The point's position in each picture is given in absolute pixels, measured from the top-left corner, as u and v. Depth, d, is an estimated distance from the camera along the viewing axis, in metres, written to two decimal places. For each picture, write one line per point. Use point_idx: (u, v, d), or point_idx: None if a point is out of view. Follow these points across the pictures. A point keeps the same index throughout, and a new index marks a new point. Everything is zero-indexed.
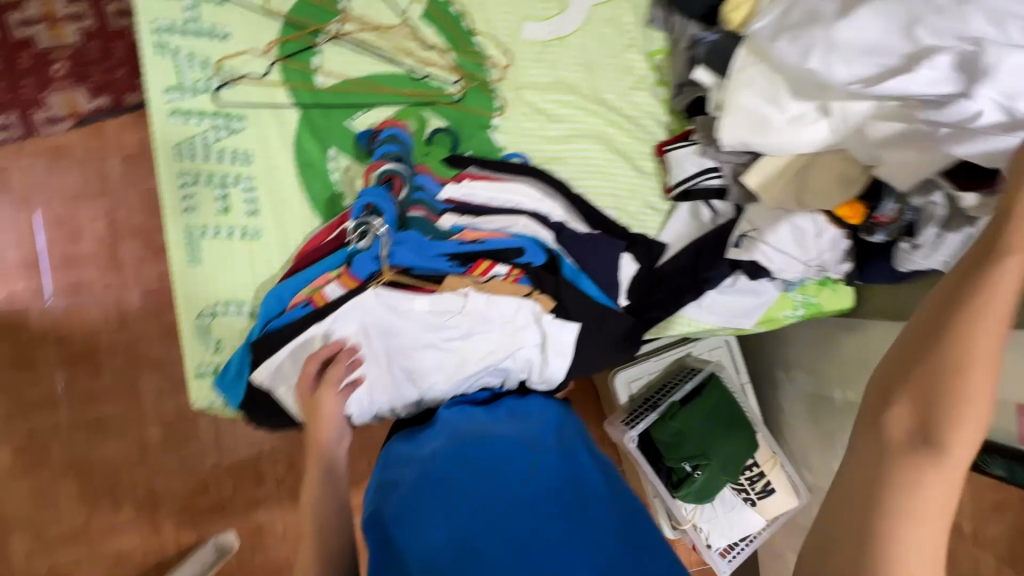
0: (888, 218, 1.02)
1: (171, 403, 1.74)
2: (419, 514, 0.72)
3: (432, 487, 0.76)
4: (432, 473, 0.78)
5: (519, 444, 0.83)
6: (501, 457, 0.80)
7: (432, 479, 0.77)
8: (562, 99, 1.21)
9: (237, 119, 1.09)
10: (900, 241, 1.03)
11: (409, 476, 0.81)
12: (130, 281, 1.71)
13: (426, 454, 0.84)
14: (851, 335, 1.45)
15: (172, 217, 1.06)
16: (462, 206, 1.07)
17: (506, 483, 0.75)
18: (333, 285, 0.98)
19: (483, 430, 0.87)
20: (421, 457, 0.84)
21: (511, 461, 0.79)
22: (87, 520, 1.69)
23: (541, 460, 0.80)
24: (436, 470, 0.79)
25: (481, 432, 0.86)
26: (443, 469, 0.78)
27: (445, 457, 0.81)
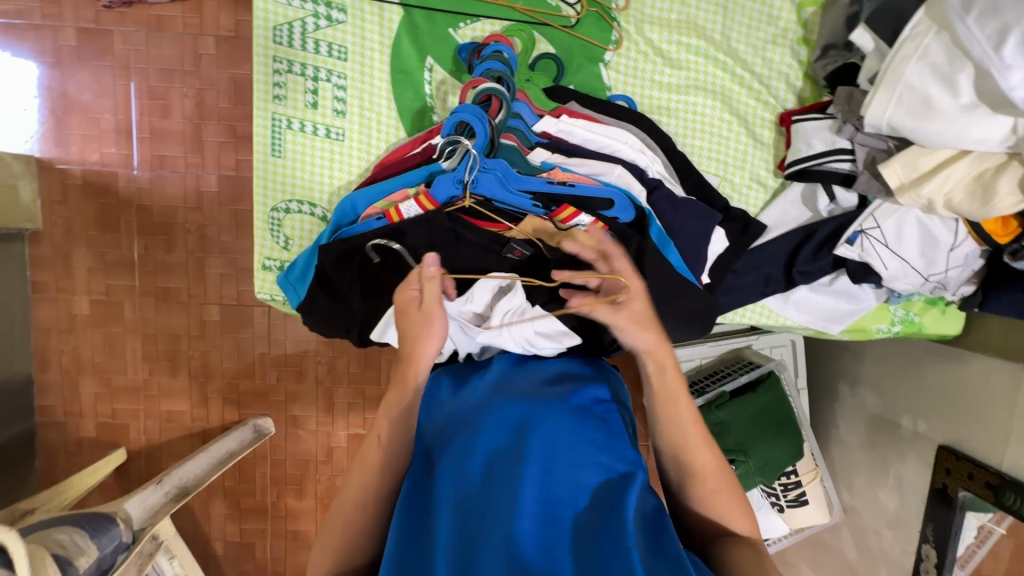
0: None
1: (232, 288, 1.81)
2: (455, 472, 0.71)
3: (471, 447, 0.72)
4: (477, 430, 0.74)
5: (575, 419, 0.74)
6: (550, 429, 0.72)
7: (475, 439, 0.73)
8: (687, 42, 1.07)
9: (338, 10, 1.02)
10: None
11: (452, 427, 0.77)
12: (210, 164, 1.74)
13: (474, 404, 0.78)
14: (942, 364, 1.31)
15: (261, 103, 1.04)
16: (556, 143, 1.00)
17: (547, 464, 0.69)
18: (410, 204, 0.93)
19: (540, 391, 0.79)
20: (466, 405, 0.79)
21: (557, 437, 0.71)
22: (146, 378, 1.83)
23: (587, 440, 0.72)
24: (482, 430, 0.74)
25: (536, 393, 0.78)
26: (487, 431, 0.73)
27: (494, 415, 0.75)
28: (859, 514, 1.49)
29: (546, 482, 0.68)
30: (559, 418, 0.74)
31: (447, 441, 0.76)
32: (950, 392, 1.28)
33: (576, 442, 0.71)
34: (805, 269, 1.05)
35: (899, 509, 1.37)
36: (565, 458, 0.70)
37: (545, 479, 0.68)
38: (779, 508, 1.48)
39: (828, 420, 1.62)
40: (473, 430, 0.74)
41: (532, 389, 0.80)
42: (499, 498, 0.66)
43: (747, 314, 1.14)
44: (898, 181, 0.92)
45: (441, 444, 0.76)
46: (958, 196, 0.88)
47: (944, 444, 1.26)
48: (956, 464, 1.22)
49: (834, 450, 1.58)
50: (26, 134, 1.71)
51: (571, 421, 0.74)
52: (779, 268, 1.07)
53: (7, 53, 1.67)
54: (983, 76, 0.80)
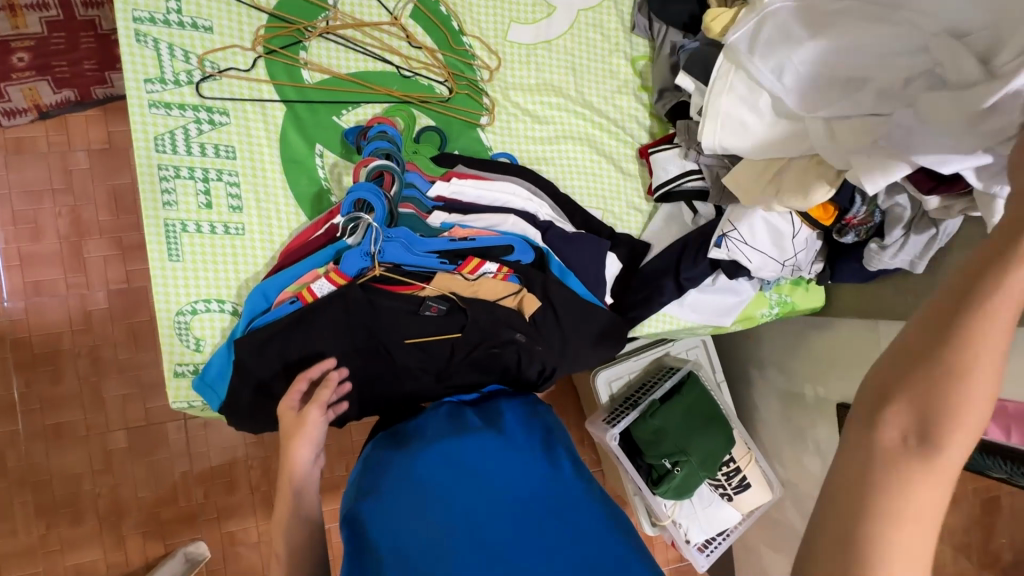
0: (860, 220, 1.09)
1: (139, 407, 1.67)
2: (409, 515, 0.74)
3: (420, 491, 0.77)
4: (428, 466, 0.81)
5: (513, 442, 0.87)
6: (488, 455, 0.83)
7: (424, 475, 0.79)
8: (549, 100, 1.23)
9: (220, 113, 1.06)
10: (869, 241, 1.12)
11: (396, 470, 0.82)
12: (96, 281, 1.64)
13: (418, 445, 0.85)
14: (822, 333, 1.52)
15: (150, 211, 1.03)
16: (451, 204, 1.08)
17: (494, 483, 0.80)
18: (322, 282, 0.96)
19: (469, 428, 0.88)
20: (405, 451, 0.85)
21: (499, 461, 0.83)
22: (44, 533, 1.61)
23: (524, 458, 0.84)
24: (428, 475, 0.79)
25: (470, 428, 0.88)
26: (434, 473, 0.79)
27: (437, 457, 0.82)
28: (794, 484, 1.65)
29: (497, 503, 0.77)
30: (494, 447, 0.85)
31: (393, 489, 0.78)
32: (832, 355, 1.48)
33: (513, 461, 0.83)
34: (689, 275, 1.18)
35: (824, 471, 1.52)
36: (510, 475, 0.81)
37: (493, 491, 0.78)
38: (728, 496, 1.64)
39: (750, 405, 1.80)
40: (420, 475, 0.79)
41: (463, 427, 0.88)
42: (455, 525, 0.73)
43: (653, 324, 1.27)
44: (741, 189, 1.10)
45: (380, 479, 0.81)
46: None
47: (840, 402, 1.43)
48: None
49: (761, 430, 1.75)
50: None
51: (508, 446, 0.85)
52: (672, 279, 1.19)
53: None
54: (776, 101, 1.01)
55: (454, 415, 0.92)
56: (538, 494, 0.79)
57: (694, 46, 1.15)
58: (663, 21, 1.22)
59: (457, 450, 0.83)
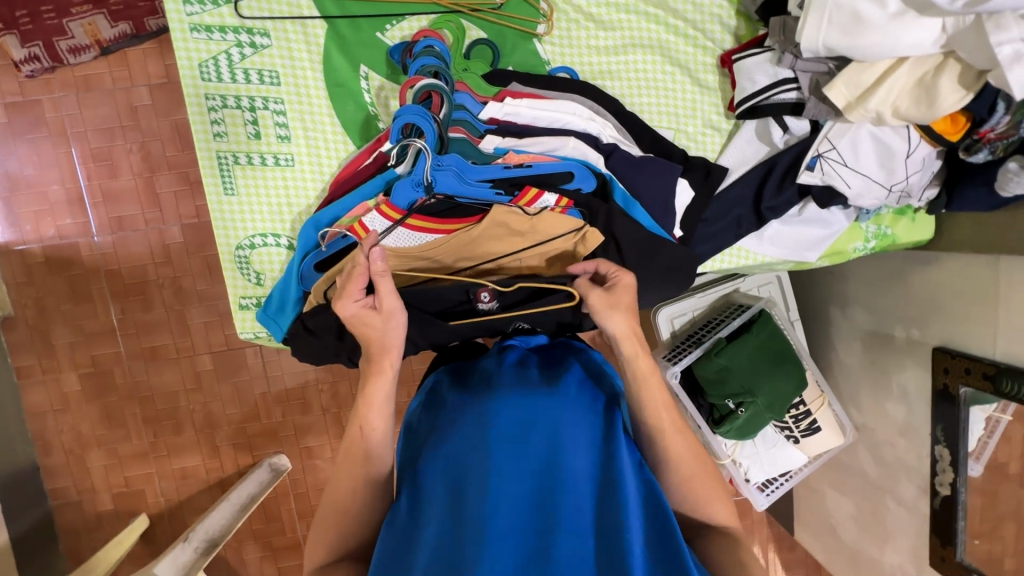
0: (998, 134, 0.89)
1: (219, 334, 1.79)
2: (461, 478, 0.70)
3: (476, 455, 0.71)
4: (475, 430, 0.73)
5: (574, 413, 0.75)
6: (546, 426, 0.72)
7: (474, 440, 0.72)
8: (615, 1, 1.06)
9: (261, 34, 1.00)
10: (1009, 159, 0.92)
11: (450, 426, 0.77)
12: (170, 216, 1.71)
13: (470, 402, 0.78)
14: (925, 270, 1.34)
15: (203, 143, 1.02)
16: (505, 127, 0.98)
17: (546, 461, 0.70)
18: (374, 215, 0.91)
19: (532, 385, 0.78)
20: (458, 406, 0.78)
21: (556, 436, 0.72)
22: (152, 441, 1.82)
23: (584, 435, 0.74)
24: (487, 437, 0.71)
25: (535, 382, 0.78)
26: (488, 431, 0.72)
27: (496, 414, 0.73)
28: (871, 430, 1.55)
29: (547, 477, 0.69)
30: (560, 413, 0.74)
31: (450, 443, 0.74)
32: (934, 296, 1.32)
33: (577, 432, 0.73)
34: (771, 204, 1.07)
35: (908, 418, 1.41)
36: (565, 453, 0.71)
37: (541, 473, 0.70)
38: (794, 439, 1.59)
39: (827, 346, 1.67)
40: (473, 435, 0.73)
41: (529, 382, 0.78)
42: (501, 498, 0.67)
43: (726, 259, 1.16)
44: (845, 100, 0.93)
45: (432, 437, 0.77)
46: (904, 102, 0.89)
47: (939, 345, 1.29)
48: (953, 363, 1.25)
49: (838, 373, 1.64)
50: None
51: (565, 417, 0.74)
52: (749, 208, 1.09)
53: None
54: None
55: (520, 363, 0.84)
56: (592, 476, 0.71)
57: None
58: None
59: (511, 414, 0.73)
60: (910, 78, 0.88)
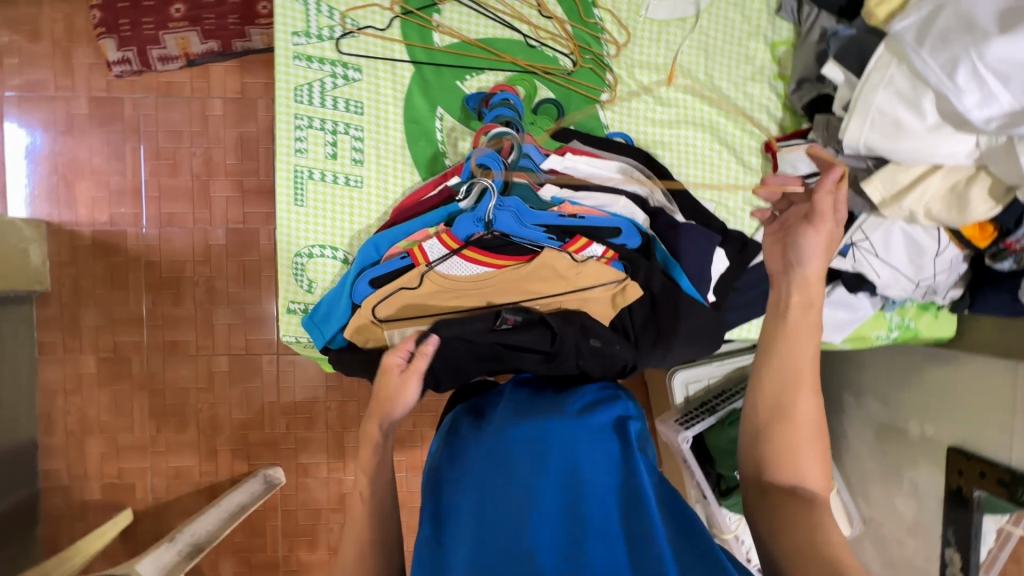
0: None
1: (240, 338, 1.83)
2: (484, 493, 0.72)
3: (497, 470, 0.74)
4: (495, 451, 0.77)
5: (588, 430, 0.78)
6: (561, 442, 0.76)
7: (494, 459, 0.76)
8: (674, 82, 1.17)
9: (354, 69, 1.11)
10: None
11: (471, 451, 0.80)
12: (217, 219, 1.80)
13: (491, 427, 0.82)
14: (942, 368, 1.38)
15: (283, 156, 1.10)
16: (563, 178, 1.05)
17: (565, 475, 0.73)
18: (435, 244, 0.99)
19: (544, 411, 0.82)
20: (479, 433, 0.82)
21: (572, 451, 0.75)
22: (154, 434, 1.82)
23: (599, 449, 0.76)
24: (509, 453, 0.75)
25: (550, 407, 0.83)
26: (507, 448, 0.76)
27: (514, 433, 0.78)
28: (877, 524, 1.53)
29: (569, 488, 0.72)
30: (572, 429, 0.78)
31: (471, 463, 0.77)
32: (951, 394, 1.34)
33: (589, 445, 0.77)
34: None
35: (918, 516, 1.40)
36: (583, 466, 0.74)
37: (560, 486, 0.72)
38: None
39: (837, 433, 1.68)
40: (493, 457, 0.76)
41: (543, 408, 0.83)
42: (524, 509, 0.69)
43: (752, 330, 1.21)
44: (881, 196, 0.99)
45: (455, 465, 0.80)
46: (936, 205, 0.96)
47: (953, 445, 1.30)
48: (969, 465, 1.26)
49: (846, 462, 1.64)
50: (38, 199, 1.76)
51: (579, 433, 0.78)
52: None
53: (18, 127, 1.74)
54: (944, 99, 0.89)
55: (535, 395, 0.89)
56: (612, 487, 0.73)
57: (849, 33, 1.03)
58: (814, 5, 1.12)
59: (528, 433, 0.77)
60: (942, 185, 0.95)
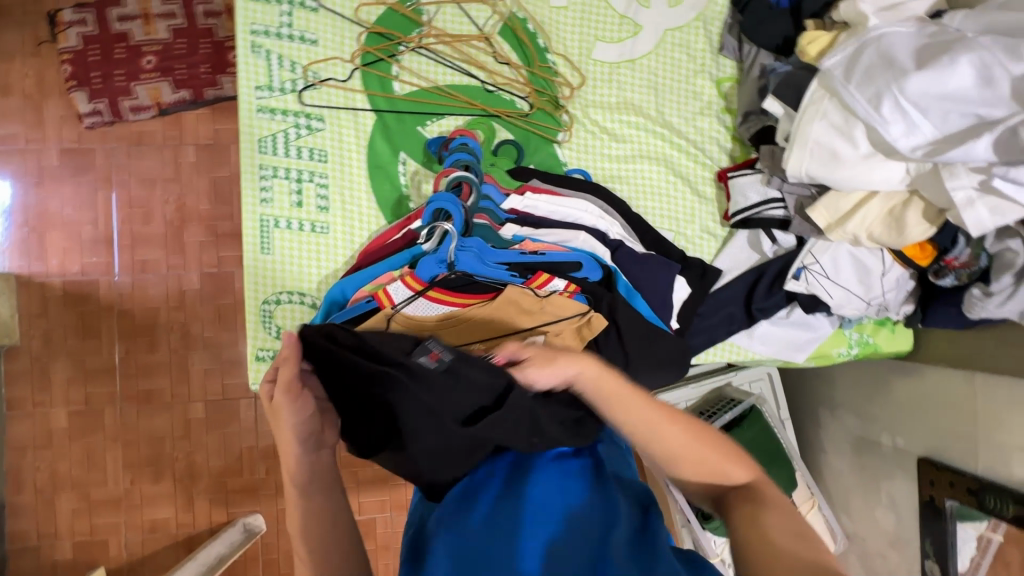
0: (961, 262, 1.01)
1: (217, 382, 1.81)
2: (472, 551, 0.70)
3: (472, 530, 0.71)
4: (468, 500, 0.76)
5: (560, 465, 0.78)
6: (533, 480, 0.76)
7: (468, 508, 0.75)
8: (628, 119, 1.22)
9: (317, 119, 1.14)
10: (972, 286, 1.01)
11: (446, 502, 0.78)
12: (192, 264, 1.81)
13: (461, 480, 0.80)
14: (906, 379, 1.41)
15: (249, 206, 1.12)
16: (524, 217, 1.10)
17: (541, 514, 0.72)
18: (398, 286, 0.99)
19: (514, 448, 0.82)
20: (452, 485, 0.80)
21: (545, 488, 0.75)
22: (128, 487, 1.77)
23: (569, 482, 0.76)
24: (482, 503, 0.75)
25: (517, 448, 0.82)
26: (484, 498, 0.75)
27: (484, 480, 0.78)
28: (861, 539, 1.55)
29: (544, 527, 0.71)
30: (543, 471, 0.77)
31: (446, 522, 0.74)
32: (917, 403, 1.37)
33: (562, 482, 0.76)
34: (761, 305, 1.16)
35: (898, 527, 1.42)
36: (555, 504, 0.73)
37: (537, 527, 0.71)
38: None
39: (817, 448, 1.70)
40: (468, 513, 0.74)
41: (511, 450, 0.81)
42: (509, 566, 0.67)
43: (717, 353, 1.23)
44: (826, 221, 1.05)
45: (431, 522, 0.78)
46: (877, 229, 1.01)
47: (923, 455, 1.32)
48: (938, 474, 1.28)
49: (828, 477, 1.66)
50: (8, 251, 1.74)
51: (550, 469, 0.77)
52: (741, 307, 1.18)
53: None
54: (873, 130, 0.95)
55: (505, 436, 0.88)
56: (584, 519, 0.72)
57: (785, 69, 1.10)
58: (754, 44, 1.20)
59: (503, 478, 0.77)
60: (884, 210, 1.00)
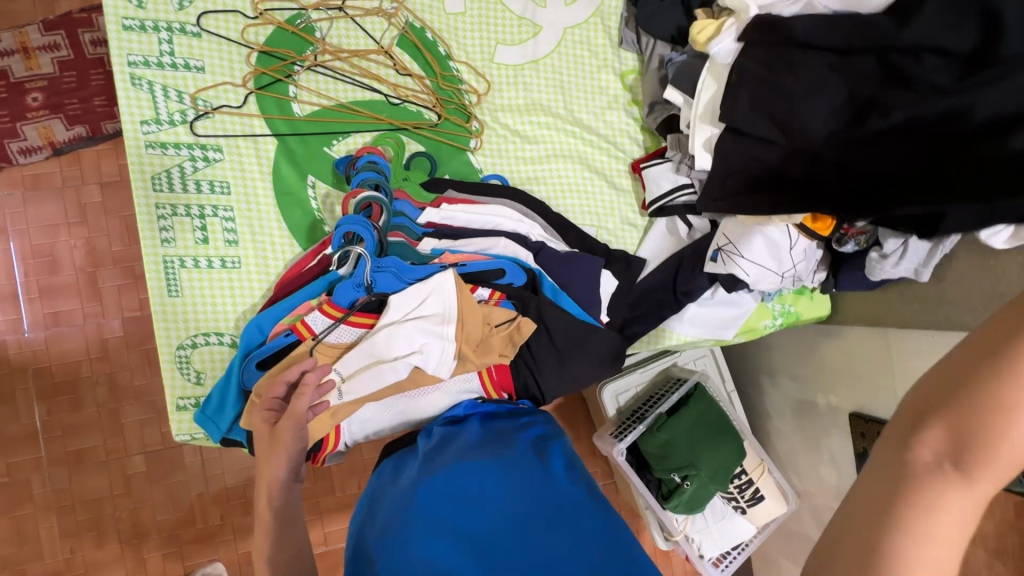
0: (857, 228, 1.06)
1: (155, 432, 1.71)
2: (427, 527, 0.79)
3: (424, 523, 0.79)
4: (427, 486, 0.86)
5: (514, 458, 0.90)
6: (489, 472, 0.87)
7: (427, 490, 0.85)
8: (537, 120, 1.22)
9: (213, 149, 1.08)
10: (870, 250, 1.08)
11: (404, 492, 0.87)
12: (111, 309, 1.69)
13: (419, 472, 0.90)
14: (831, 341, 1.48)
15: (149, 249, 1.05)
16: (441, 230, 1.08)
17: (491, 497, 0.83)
18: (316, 315, 0.96)
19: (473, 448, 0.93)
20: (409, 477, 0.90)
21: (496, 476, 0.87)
22: (69, 555, 1.65)
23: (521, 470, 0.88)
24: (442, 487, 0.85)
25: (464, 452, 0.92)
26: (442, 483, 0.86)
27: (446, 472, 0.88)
28: (811, 495, 1.62)
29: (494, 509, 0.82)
30: (497, 468, 0.88)
31: (405, 515, 0.82)
32: (842, 361, 1.44)
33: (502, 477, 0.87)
34: (685, 288, 1.19)
35: (841, 481, 1.49)
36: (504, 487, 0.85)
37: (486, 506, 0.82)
38: (742, 510, 1.63)
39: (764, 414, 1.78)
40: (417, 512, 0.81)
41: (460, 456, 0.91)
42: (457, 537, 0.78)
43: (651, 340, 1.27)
44: None
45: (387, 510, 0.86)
46: None
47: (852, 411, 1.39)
48: (867, 427, 1.35)
49: (776, 440, 1.74)
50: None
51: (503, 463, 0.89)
52: (669, 291, 1.21)
53: None
54: None
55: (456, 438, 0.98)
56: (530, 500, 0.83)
57: (681, 58, 1.13)
58: (651, 35, 1.21)
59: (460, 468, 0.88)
60: None
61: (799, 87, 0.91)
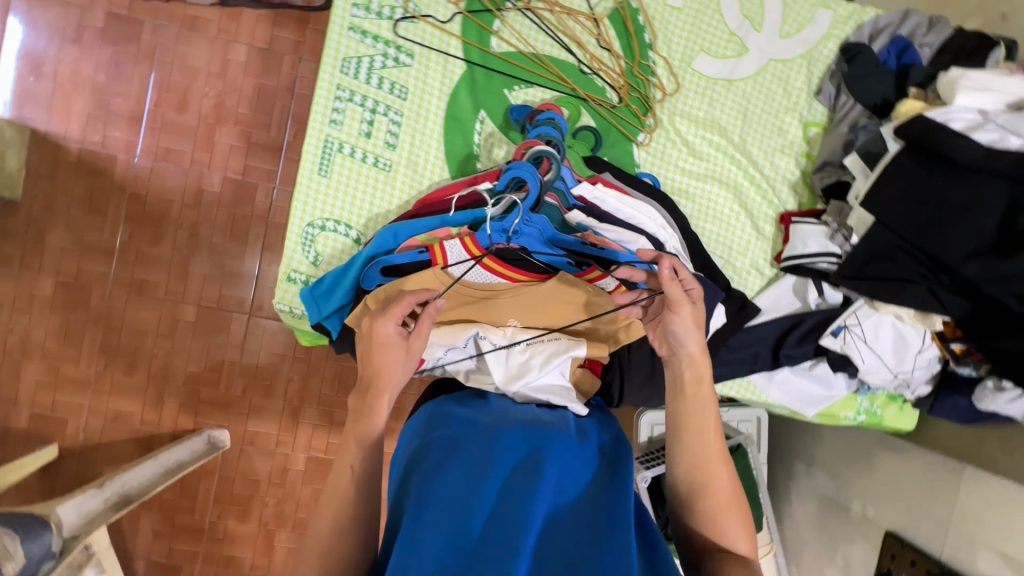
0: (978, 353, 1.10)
1: (214, 292, 1.59)
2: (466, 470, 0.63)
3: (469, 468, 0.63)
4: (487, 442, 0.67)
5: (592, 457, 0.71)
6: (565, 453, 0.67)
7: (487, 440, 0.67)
8: (709, 136, 1.21)
9: (406, 54, 1.10)
10: (987, 378, 1.09)
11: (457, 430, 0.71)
12: (217, 164, 1.57)
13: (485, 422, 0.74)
14: (893, 454, 1.43)
15: (316, 124, 1.08)
16: (590, 208, 1.08)
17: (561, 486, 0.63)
18: (457, 245, 0.97)
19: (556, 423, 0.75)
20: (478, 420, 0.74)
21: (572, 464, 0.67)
22: (99, 371, 1.56)
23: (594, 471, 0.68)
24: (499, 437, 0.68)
25: (536, 425, 0.73)
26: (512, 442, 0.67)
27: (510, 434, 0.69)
28: None
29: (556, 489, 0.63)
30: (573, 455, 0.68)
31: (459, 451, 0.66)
32: (898, 481, 1.38)
33: (580, 479, 0.66)
34: (790, 352, 1.17)
35: None
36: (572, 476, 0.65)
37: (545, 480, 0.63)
38: None
39: (784, 497, 1.71)
40: (464, 463, 0.63)
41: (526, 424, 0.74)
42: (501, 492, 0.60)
43: (735, 387, 1.24)
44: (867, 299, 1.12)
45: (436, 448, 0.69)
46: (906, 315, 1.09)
47: (892, 530, 1.34)
48: (902, 551, 1.30)
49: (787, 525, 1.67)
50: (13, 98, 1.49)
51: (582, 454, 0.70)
52: (768, 349, 1.18)
53: None
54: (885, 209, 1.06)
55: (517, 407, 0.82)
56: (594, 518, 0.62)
57: (877, 129, 1.11)
58: (851, 97, 1.18)
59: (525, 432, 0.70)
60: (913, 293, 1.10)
61: (956, 197, 0.96)
